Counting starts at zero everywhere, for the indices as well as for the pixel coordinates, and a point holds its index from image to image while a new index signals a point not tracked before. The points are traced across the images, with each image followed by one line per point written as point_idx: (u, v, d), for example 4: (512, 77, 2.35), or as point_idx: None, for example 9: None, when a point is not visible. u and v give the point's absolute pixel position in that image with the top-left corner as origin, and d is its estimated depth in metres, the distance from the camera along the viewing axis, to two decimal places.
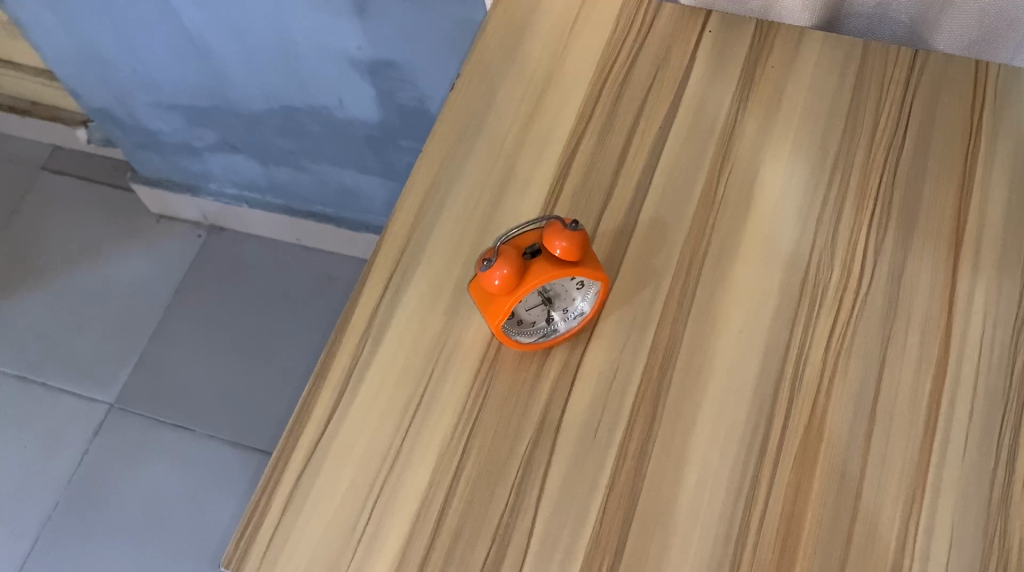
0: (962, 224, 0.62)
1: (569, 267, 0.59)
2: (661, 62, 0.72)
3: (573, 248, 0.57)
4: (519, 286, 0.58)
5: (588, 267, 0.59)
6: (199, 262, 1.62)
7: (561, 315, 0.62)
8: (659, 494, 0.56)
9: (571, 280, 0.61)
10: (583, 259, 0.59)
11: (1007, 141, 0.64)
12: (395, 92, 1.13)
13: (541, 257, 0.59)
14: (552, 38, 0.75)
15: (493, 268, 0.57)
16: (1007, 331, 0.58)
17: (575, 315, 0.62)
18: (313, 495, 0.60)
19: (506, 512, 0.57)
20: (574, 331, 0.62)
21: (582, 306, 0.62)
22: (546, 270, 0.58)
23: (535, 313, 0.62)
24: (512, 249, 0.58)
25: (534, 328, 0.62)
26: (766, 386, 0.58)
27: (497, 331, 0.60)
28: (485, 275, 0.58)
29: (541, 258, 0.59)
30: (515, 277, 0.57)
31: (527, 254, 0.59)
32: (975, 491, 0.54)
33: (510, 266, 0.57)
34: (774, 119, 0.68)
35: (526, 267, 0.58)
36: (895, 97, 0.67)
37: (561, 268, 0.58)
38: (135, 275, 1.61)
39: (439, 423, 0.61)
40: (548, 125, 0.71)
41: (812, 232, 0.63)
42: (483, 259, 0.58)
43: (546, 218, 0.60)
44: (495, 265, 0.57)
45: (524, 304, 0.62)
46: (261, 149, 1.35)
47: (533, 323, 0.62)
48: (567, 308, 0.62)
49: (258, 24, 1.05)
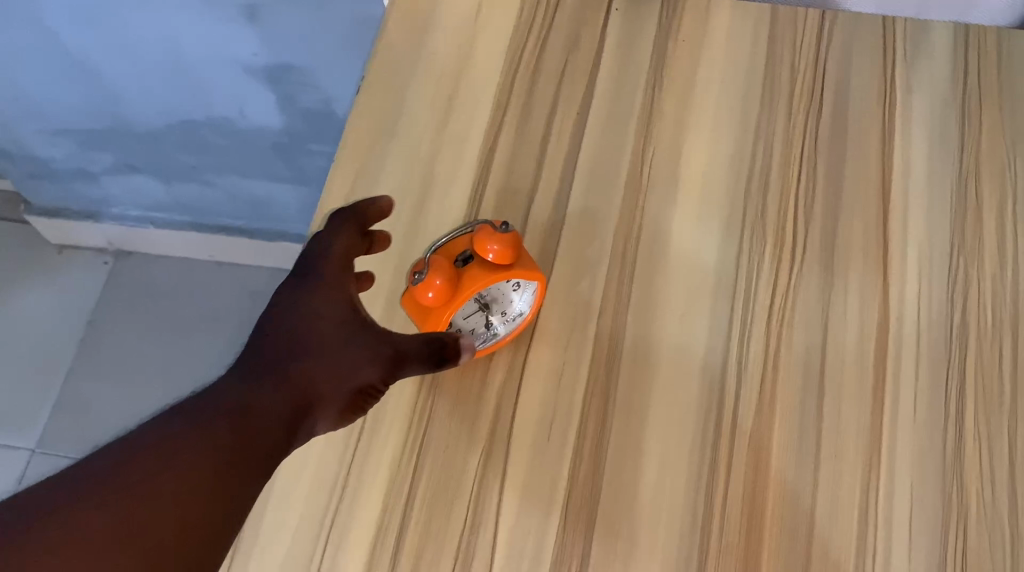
0: (887, 181, 0.62)
1: (504, 269, 0.56)
2: (572, 44, 0.70)
3: (505, 250, 0.55)
4: (455, 296, 0.55)
5: (525, 267, 0.56)
6: (110, 289, 1.53)
7: (500, 319, 0.60)
8: (621, 490, 0.55)
9: (506, 282, 0.58)
10: (518, 261, 0.56)
11: (923, 95, 0.64)
12: (298, 96, 1.08)
13: (474, 263, 0.56)
14: (457, 32, 0.73)
15: (426, 279, 0.54)
16: (942, 285, 0.58)
17: (515, 317, 0.60)
18: (263, 533, 0.57)
19: (467, 527, 0.55)
20: (515, 335, 0.60)
21: (522, 305, 0.60)
22: (482, 274, 0.55)
23: (473, 320, 0.59)
24: (443, 259, 0.55)
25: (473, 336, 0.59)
26: (713, 365, 0.58)
27: None
28: (418, 288, 0.55)
29: (475, 264, 0.56)
30: (449, 288, 0.55)
31: (459, 261, 0.56)
32: (928, 449, 0.53)
33: (444, 275, 0.54)
34: (692, 94, 0.67)
35: (460, 275, 0.55)
36: (808, 59, 0.67)
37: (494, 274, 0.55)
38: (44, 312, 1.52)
39: (387, 444, 0.58)
40: (463, 121, 0.69)
41: (742, 204, 0.63)
42: (414, 272, 0.55)
43: (476, 221, 0.57)
44: (427, 277, 0.54)
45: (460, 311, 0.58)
46: (162, 167, 1.28)
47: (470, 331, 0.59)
48: (506, 311, 0.60)
49: (146, 38, 1.00)
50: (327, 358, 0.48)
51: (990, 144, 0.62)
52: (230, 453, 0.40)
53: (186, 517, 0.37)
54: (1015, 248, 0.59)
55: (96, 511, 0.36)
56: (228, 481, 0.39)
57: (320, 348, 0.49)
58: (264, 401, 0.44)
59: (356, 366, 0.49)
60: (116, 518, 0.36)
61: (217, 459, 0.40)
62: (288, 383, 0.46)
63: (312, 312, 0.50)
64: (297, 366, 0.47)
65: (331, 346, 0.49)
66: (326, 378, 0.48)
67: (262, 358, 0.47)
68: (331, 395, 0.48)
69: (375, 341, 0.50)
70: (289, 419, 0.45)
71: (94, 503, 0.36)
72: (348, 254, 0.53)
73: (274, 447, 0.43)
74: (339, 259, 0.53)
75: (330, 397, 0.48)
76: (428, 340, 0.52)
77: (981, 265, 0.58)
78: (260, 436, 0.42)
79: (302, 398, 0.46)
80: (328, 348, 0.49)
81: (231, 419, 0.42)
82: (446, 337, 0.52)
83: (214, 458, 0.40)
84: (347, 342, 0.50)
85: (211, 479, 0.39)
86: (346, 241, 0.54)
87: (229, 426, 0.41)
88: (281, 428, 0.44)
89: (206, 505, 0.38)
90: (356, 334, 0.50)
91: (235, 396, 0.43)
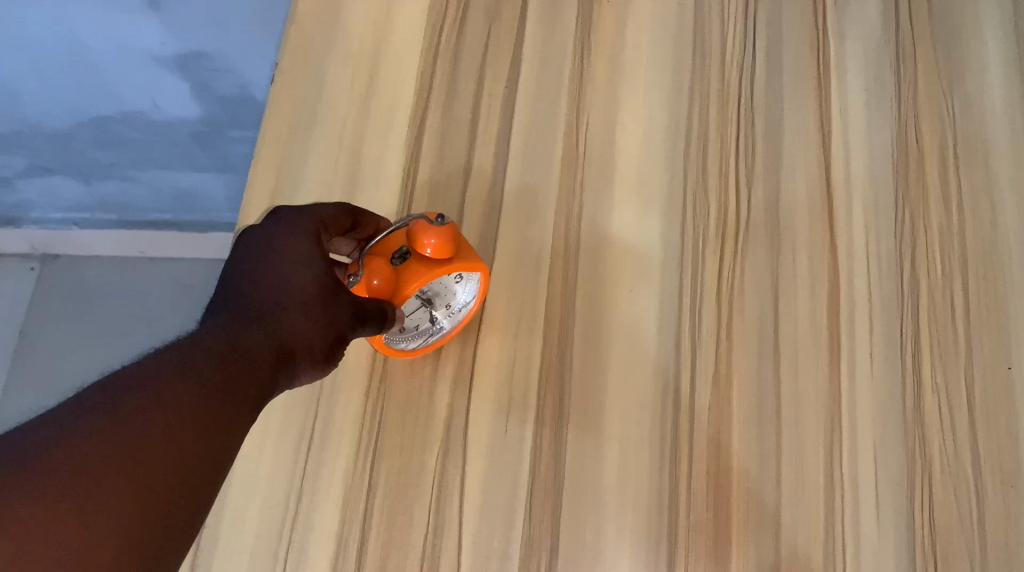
0: (827, 133, 0.61)
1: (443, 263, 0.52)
2: (494, 16, 0.68)
3: (444, 244, 0.51)
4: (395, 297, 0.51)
5: (465, 259, 0.53)
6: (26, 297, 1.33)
7: (445, 312, 0.57)
8: (583, 478, 0.53)
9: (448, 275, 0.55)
10: (458, 253, 0.53)
11: (855, 42, 0.63)
12: (212, 83, 1.01)
13: (412, 260, 0.52)
14: (371, 13, 0.69)
15: (363, 283, 0.50)
16: (890, 237, 0.57)
17: (460, 309, 0.57)
18: (218, 558, 0.54)
19: (429, 532, 0.53)
20: (460, 327, 0.57)
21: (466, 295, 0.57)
22: (421, 269, 0.51)
23: (416, 316, 0.56)
24: (379, 259, 0.51)
25: (417, 333, 0.56)
26: (667, 340, 0.56)
27: (380, 346, 0.54)
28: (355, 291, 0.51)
29: (413, 262, 0.52)
30: (387, 289, 0.51)
31: (396, 259, 0.52)
32: (888, 407, 0.53)
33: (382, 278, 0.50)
34: (621, 60, 0.65)
35: (398, 274, 0.51)
36: (737, 15, 0.65)
37: (434, 268, 0.51)
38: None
39: (338, 453, 0.56)
40: (387, 105, 0.65)
41: (682, 169, 0.61)
42: (348, 274, 0.51)
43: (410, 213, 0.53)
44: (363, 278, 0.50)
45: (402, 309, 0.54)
46: (76, 166, 1.19)
47: (414, 328, 0.56)
48: (450, 304, 0.57)
49: (42, 33, 0.93)
50: (308, 303, 0.43)
51: (927, 85, 0.61)
52: (219, 400, 0.36)
53: (181, 463, 0.33)
54: (959, 191, 0.58)
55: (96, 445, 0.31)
56: (217, 431, 0.35)
57: (303, 292, 0.43)
58: (248, 346, 0.39)
59: (334, 315, 0.44)
60: (113, 459, 0.31)
61: (207, 407, 0.35)
62: (268, 330, 0.41)
63: (292, 254, 0.44)
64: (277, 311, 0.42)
65: (312, 291, 0.43)
66: (308, 325, 0.42)
67: (239, 305, 0.41)
68: (312, 344, 0.42)
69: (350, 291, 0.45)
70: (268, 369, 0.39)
71: (85, 442, 0.31)
72: (332, 219, 0.48)
73: (254, 398, 0.38)
74: (318, 212, 0.47)
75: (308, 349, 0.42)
76: (380, 303, 0.48)
77: (927, 212, 0.57)
78: (244, 387, 0.37)
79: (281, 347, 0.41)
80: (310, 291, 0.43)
81: (215, 361, 0.37)
82: (386, 300, 0.48)
83: (203, 405, 0.35)
84: (331, 289, 0.44)
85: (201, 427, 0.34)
86: (335, 211, 0.48)
87: (213, 373, 0.36)
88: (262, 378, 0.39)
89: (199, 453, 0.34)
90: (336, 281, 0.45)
91: (218, 338, 0.38)
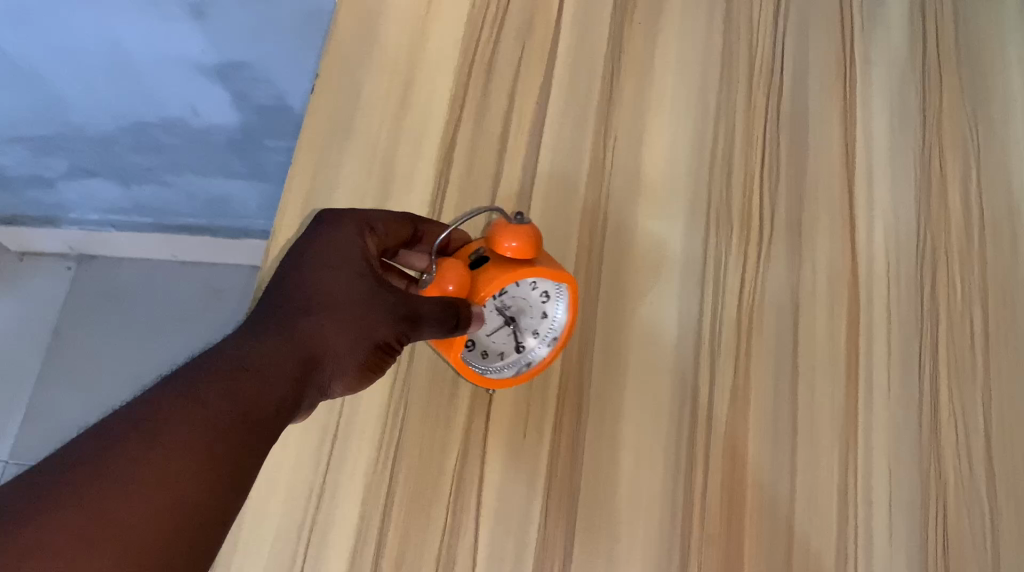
0: (851, 156, 0.62)
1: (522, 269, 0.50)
2: (526, 32, 0.69)
3: (524, 246, 0.49)
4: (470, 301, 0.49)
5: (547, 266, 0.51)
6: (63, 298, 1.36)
7: (535, 337, 0.54)
8: (598, 486, 0.54)
9: (535, 292, 0.53)
10: (539, 258, 0.51)
11: (882, 66, 0.64)
12: (250, 92, 1.03)
13: (490, 264, 0.50)
14: (408, 25, 0.71)
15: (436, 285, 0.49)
16: (910, 260, 0.58)
17: (549, 333, 0.54)
18: (239, 549, 0.56)
19: (446, 532, 0.54)
20: (547, 361, 0.55)
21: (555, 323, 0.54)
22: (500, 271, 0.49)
23: (500, 341, 0.54)
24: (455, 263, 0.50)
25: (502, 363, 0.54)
26: (686, 353, 0.57)
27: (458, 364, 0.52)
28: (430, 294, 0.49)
29: (490, 265, 0.50)
30: (462, 292, 0.49)
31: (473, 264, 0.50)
32: (904, 426, 0.53)
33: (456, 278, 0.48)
34: (650, 78, 0.66)
35: (474, 278, 0.50)
36: (765, 37, 0.66)
37: (509, 270, 0.49)
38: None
39: (361, 452, 0.57)
40: (419, 116, 0.67)
41: (706, 187, 0.62)
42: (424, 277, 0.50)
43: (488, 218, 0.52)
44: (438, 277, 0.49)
45: (484, 329, 0.53)
46: (116, 169, 1.21)
47: (498, 356, 0.54)
48: (538, 330, 0.54)
49: (88, 38, 0.96)
50: (341, 309, 0.44)
51: (952, 112, 0.62)
52: (247, 400, 0.37)
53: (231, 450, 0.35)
54: (980, 216, 0.58)
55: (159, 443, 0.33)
56: (247, 427, 0.36)
57: (334, 299, 0.44)
58: (279, 354, 0.40)
59: (370, 321, 0.45)
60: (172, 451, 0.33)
61: (234, 406, 0.36)
62: (300, 338, 0.42)
63: (327, 260, 0.46)
64: (306, 316, 0.43)
65: (348, 303, 0.45)
66: (338, 333, 0.43)
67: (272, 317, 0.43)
68: (343, 354, 0.43)
69: (391, 296, 0.46)
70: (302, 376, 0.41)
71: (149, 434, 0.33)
72: (386, 226, 0.51)
73: (284, 401, 0.39)
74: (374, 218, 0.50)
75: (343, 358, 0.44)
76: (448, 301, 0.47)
77: (948, 237, 0.58)
78: (274, 388, 0.39)
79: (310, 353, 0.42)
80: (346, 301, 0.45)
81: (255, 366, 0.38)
82: (458, 300, 0.47)
83: (231, 404, 0.36)
84: (365, 300, 0.45)
85: (230, 427, 0.35)
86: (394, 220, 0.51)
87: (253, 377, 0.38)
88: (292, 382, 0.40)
89: (227, 454, 0.34)
90: (372, 288, 0.46)
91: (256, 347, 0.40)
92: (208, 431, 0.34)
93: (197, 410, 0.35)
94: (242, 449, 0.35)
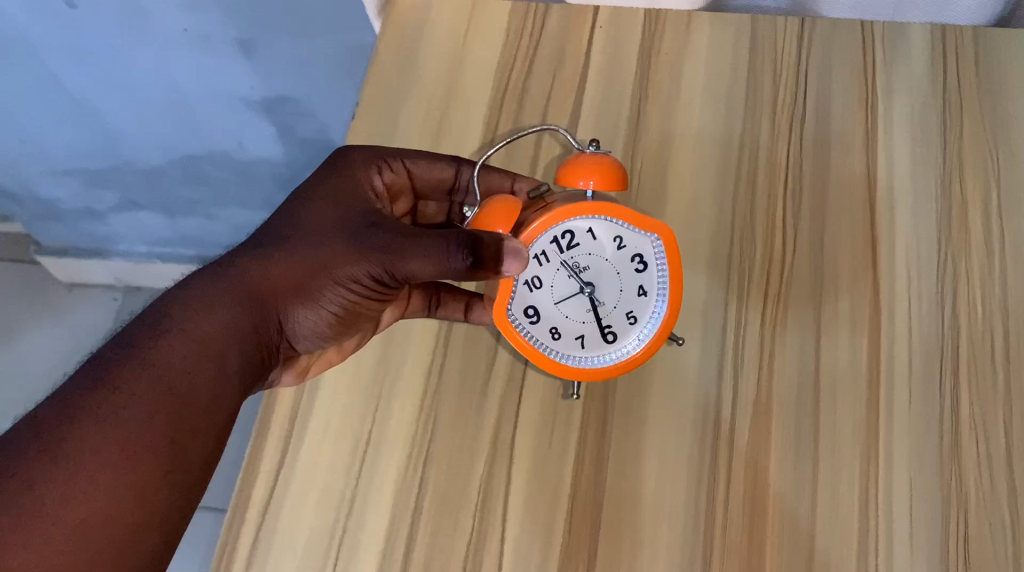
0: (873, 180, 0.63)
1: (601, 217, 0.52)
2: (557, 61, 0.72)
3: (600, 179, 0.51)
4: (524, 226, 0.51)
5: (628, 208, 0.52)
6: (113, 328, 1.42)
7: (633, 316, 0.55)
8: (622, 494, 0.56)
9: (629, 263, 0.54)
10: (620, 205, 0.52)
11: (903, 93, 0.66)
12: (295, 126, 1.05)
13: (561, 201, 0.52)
14: (444, 54, 0.75)
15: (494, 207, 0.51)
16: (932, 280, 0.59)
17: (648, 311, 0.55)
18: (273, 550, 0.57)
19: (474, 537, 0.56)
20: (652, 344, 0.55)
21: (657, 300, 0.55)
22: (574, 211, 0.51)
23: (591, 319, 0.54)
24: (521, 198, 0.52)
25: (588, 346, 0.55)
26: (709, 367, 0.59)
27: (531, 354, 0.53)
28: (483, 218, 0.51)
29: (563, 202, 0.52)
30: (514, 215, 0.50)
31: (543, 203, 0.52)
32: (925, 441, 0.54)
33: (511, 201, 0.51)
34: (676, 105, 0.69)
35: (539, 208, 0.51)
36: (790, 65, 0.68)
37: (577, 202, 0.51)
38: (34, 370, 1.37)
39: (392, 459, 0.59)
40: (454, 141, 0.71)
41: (731, 208, 0.64)
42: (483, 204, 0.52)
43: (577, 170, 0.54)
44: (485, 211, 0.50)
45: (567, 305, 0.54)
46: (164, 201, 1.25)
47: (582, 339, 0.55)
48: (635, 309, 0.55)
49: (144, 77, 0.97)
50: (293, 252, 0.52)
51: (972, 139, 0.63)
52: (188, 352, 0.47)
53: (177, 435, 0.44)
54: (1001, 238, 0.60)
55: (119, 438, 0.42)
56: (177, 393, 0.45)
57: (297, 242, 0.52)
58: (227, 309, 0.50)
59: (327, 264, 0.52)
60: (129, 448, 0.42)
61: (175, 362, 0.46)
62: (252, 286, 0.51)
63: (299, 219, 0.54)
64: (262, 261, 0.52)
65: (310, 248, 0.52)
66: (289, 276, 0.52)
67: (239, 263, 0.52)
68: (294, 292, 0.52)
69: (365, 238, 0.51)
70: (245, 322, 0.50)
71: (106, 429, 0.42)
72: (404, 164, 0.61)
73: (235, 343, 0.50)
74: (396, 156, 0.60)
75: (296, 294, 0.52)
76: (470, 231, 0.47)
77: (969, 257, 0.59)
78: (222, 334, 0.49)
79: (265, 296, 0.52)
80: (309, 244, 0.52)
81: (196, 332, 0.48)
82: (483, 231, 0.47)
83: (172, 364, 0.46)
84: (330, 242, 0.52)
85: (168, 385, 0.45)
86: (428, 161, 0.61)
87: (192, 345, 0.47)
88: (244, 326, 0.50)
89: (166, 438, 0.44)
90: (346, 227, 0.53)
91: (208, 301, 0.50)
92: (144, 402, 0.44)
93: (134, 369, 0.45)
94: (176, 411, 0.45)
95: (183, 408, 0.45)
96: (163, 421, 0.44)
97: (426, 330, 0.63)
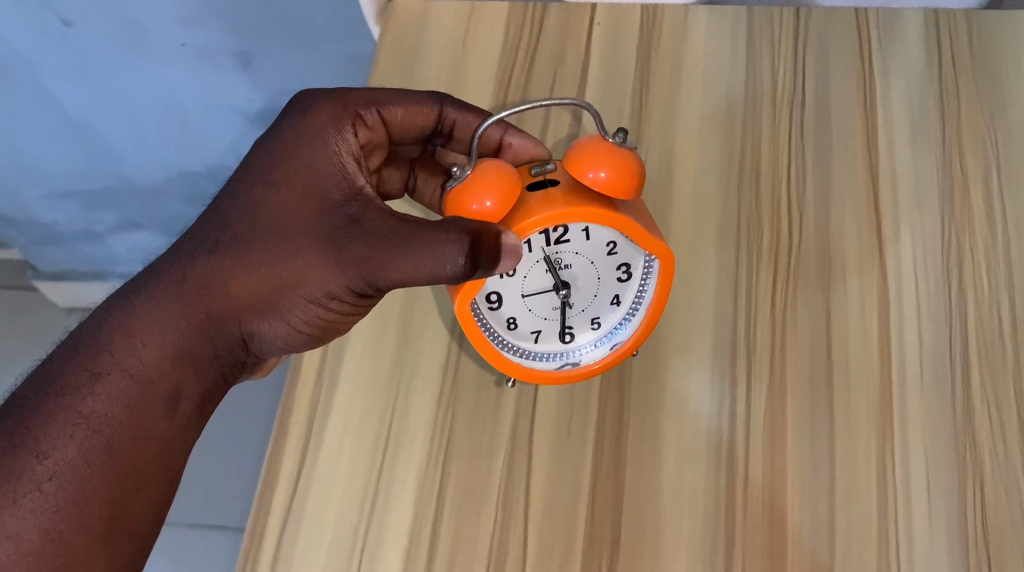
0: (874, 162, 0.64)
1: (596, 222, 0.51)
2: (557, 60, 0.73)
3: (611, 182, 0.49)
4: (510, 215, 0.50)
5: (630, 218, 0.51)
6: None
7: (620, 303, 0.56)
8: (642, 479, 0.56)
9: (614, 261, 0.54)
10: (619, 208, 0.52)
11: (899, 78, 0.67)
12: None
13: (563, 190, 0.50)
14: (445, 58, 0.76)
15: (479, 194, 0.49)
16: (937, 256, 0.60)
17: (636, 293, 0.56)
18: (299, 550, 0.58)
19: (497, 527, 0.57)
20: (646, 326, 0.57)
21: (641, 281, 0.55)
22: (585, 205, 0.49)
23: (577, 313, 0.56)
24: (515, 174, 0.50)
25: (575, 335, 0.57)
26: (723, 352, 0.59)
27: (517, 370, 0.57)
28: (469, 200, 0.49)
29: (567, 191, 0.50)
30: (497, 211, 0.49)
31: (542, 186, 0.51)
32: (938, 413, 0.55)
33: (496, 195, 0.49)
34: (678, 97, 0.70)
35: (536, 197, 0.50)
36: (787, 54, 0.69)
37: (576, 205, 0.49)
38: None
39: (412, 455, 0.60)
40: None
41: (735, 196, 0.65)
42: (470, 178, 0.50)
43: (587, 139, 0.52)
44: (472, 184, 0.49)
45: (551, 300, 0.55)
46: (165, 221, 1.26)
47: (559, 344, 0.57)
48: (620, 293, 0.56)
49: (142, 96, 0.98)
50: (258, 263, 0.49)
51: (970, 119, 0.65)
52: (131, 395, 0.46)
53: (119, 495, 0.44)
54: (1003, 212, 0.61)
55: (57, 510, 0.43)
56: (117, 453, 0.45)
57: (260, 248, 0.50)
58: (174, 336, 0.48)
59: (297, 277, 0.49)
60: (64, 517, 0.43)
61: (114, 413, 0.45)
62: (206, 306, 0.49)
63: (268, 222, 0.50)
64: (219, 272, 0.49)
65: (277, 256, 0.49)
66: (250, 294, 0.50)
67: (196, 278, 0.49)
68: (253, 311, 0.50)
69: (342, 244, 0.49)
70: (195, 348, 0.49)
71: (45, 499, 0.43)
72: (379, 115, 0.56)
73: (190, 375, 0.49)
74: (370, 107, 0.56)
75: (258, 311, 0.50)
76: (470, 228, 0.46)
77: (972, 234, 0.60)
78: (174, 365, 0.48)
79: (227, 311, 0.50)
80: (275, 253, 0.49)
81: (140, 368, 0.47)
82: (487, 227, 0.46)
83: (114, 418, 0.45)
84: (298, 248, 0.49)
85: (106, 442, 0.45)
86: (408, 106, 0.57)
87: (136, 387, 0.46)
88: (200, 351, 0.49)
89: (108, 499, 0.44)
90: (316, 223, 0.50)
91: (156, 326, 0.48)
92: (74, 468, 0.43)
93: (68, 425, 0.44)
94: (113, 471, 0.44)
95: (125, 466, 0.45)
96: (101, 483, 0.44)
97: (440, 328, 0.64)
